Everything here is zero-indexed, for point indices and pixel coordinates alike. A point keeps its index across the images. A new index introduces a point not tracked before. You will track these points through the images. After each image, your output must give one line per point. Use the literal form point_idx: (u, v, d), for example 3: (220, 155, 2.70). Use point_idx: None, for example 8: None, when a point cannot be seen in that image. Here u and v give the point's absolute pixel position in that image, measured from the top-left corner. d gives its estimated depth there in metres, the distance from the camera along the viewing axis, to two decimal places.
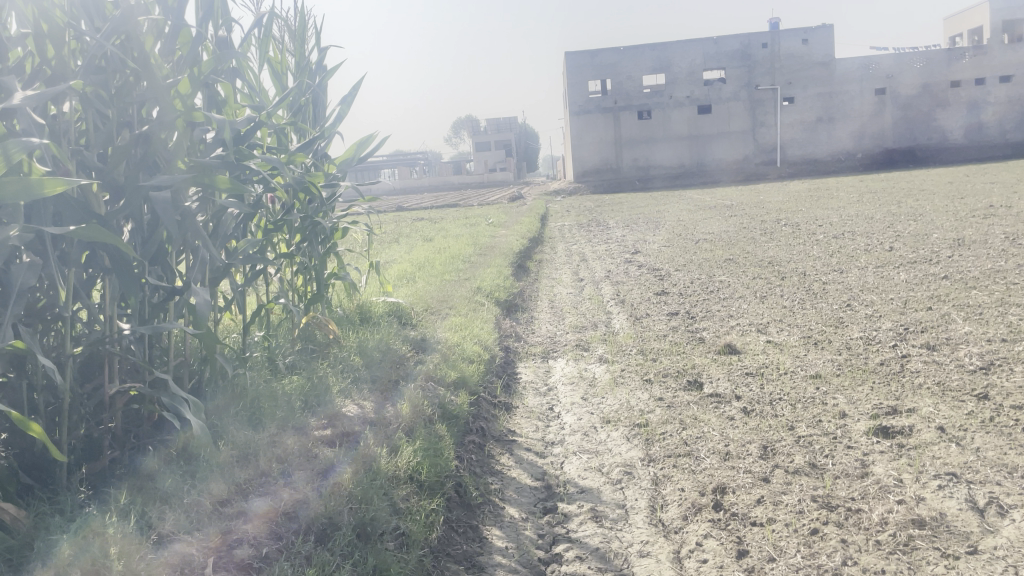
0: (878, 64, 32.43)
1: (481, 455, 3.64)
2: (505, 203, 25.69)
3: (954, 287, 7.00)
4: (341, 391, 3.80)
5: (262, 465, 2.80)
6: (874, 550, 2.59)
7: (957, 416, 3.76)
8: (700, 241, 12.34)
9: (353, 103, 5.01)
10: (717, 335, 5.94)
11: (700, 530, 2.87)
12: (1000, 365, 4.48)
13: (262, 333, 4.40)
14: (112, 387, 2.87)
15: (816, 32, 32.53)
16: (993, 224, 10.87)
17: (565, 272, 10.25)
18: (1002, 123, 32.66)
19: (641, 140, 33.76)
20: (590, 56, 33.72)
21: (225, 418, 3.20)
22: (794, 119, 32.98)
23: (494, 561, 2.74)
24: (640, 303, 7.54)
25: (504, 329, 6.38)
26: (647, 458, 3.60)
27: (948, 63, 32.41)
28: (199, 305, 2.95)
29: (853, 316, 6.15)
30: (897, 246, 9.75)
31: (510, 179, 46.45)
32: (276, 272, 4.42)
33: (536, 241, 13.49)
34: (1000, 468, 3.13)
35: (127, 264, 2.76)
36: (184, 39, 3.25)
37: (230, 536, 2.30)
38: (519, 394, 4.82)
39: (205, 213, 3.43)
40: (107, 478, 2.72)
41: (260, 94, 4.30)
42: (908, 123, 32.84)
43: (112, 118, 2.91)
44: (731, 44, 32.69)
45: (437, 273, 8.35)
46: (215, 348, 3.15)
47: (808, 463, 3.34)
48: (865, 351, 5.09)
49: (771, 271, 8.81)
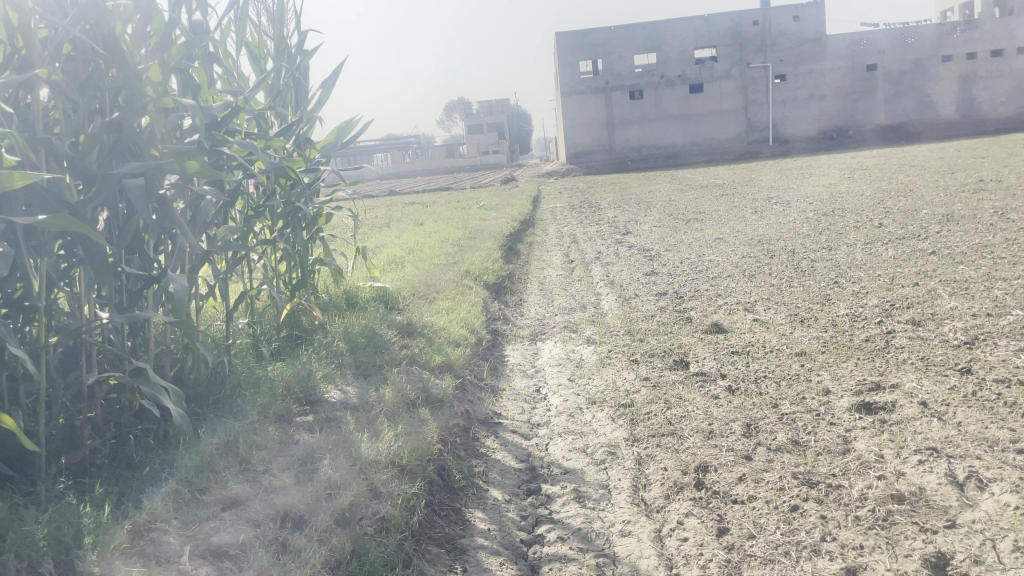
0: (869, 40, 32.32)
1: (466, 438, 3.65)
2: (497, 185, 25.69)
3: (942, 262, 7.00)
4: (325, 377, 3.80)
5: (242, 451, 2.80)
6: (852, 526, 2.60)
7: (940, 391, 3.77)
8: (690, 221, 12.34)
9: (333, 86, 4.97)
10: (704, 314, 5.95)
11: (681, 508, 2.88)
12: (985, 339, 4.50)
13: (246, 320, 4.40)
14: (91, 377, 2.85)
15: (807, 9, 32.38)
16: (982, 198, 10.88)
17: (556, 253, 10.26)
18: (993, 97, 32.58)
19: (633, 120, 33.65)
20: (581, 35, 33.49)
21: (206, 409, 3.21)
22: (786, 97, 32.89)
23: (476, 544, 2.75)
24: (630, 284, 7.54)
25: (493, 312, 6.37)
26: (631, 438, 3.61)
27: (940, 38, 32.30)
28: (176, 292, 2.93)
29: (840, 293, 6.16)
30: (887, 223, 9.75)
31: (503, 162, 46.32)
32: (258, 259, 4.40)
33: (527, 224, 13.47)
34: (980, 443, 3.14)
35: (101, 255, 2.74)
36: (156, 25, 3.21)
37: (208, 524, 2.30)
38: (506, 376, 4.83)
39: (183, 201, 3.41)
40: (86, 469, 2.72)
41: (238, 79, 4.27)
42: (899, 99, 32.76)
43: (82, 106, 2.87)
44: (722, 22, 32.55)
45: (427, 258, 8.34)
46: (195, 336, 3.14)
47: (791, 440, 3.35)
48: (851, 328, 5.11)
49: (761, 250, 8.82)
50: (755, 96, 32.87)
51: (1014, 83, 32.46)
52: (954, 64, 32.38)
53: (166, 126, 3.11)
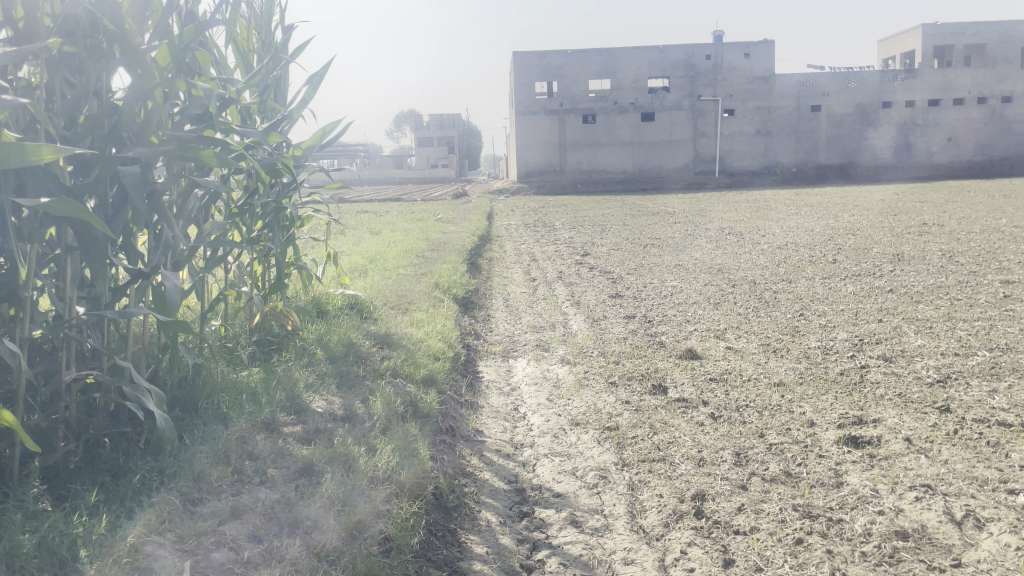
0: (814, 82, 33.37)
1: (452, 456, 3.53)
2: (449, 199, 25.45)
3: (901, 300, 7.16)
4: (307, 385, 3.64)
5: (233, 461, 2.65)
6: (861, 561, 2.58)
7: (922, 427, 3.80)
8: (647, 246, 12.43)
9: (319, 86, 4.80)
10: (676, 339, 5.94)
11: (684, 537, 2.82)
12: (957, 378, 4.58)
13: (218, 322, 4.20)
14: (68, 373, 2.65)
15: (758, 47, 33.24)
16: (928, 240, 11.27)
17: (517, 271, 10.19)
18: (929, 144, 33.97)
19: (585, 143, 33.90)
20: (537, 56, 33.57)
21: (188, 415, 3.03)
22: (734, 131, 33.64)
23: (475, 568, 2.65)
24: (596, 306, 7.50)
25: (463, 327, 6.26)
26: (621, 462, 3.54)
27: (881, 84, 33.55)
28: (170, 289, 2.77)
29: (807, 325, 6.23)
30: (840, 259, 9.98)
31: (452, 177, 46.17)
32: (236, 259, 4.20)
33: (485, 240, 13.36)
34: (971, 481, 3.16)
35: (96, 242, 2.58)
36: (156, 8, 3.04)
37: (206, 537, 2.16)
38: (483, 393, 4.72)
39: (172, 193, 3.23)
40: (59, 473, 2.52)
41: (226, 71, 4.09)
42: (842, 140, 33.84)
43: (82, 85, 2.70)
44: (676, 54, 33.21)
45: (391, 268, 8.18)
46: (179, 339, 2.94)
47: (783, 470, 3.32)
48: (824, 360, 5.16)
49: (723, 278, 8.92)
50: (704, 128, 33.54)
51: (949, 133, 33.93)
52: (894, 110, 33.67)
53: (164, 113, 2.96)
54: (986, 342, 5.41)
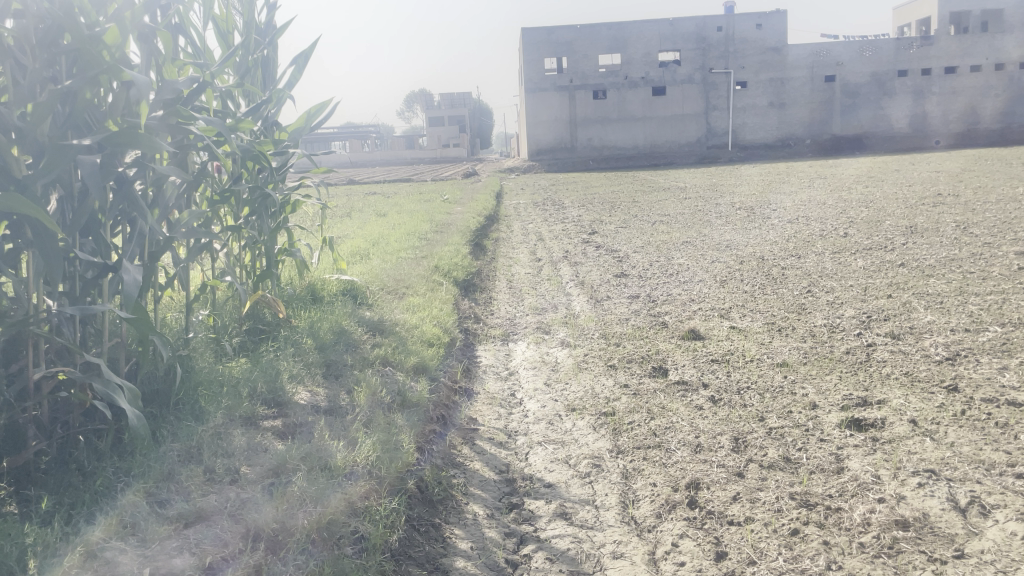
0: (828, 52, 32.81)
1: (440, 446, 3.46)
2: (458, 179, 25.26)
3: (912, 274, 6.99)
4: (292, 376, 3.57)
5: (205, 460, 2.59)
6: (858, 553, 2.48)
7: (928, 408, 3.67)
8: (656, 223, 12.26)
9: (305, 67, 4.66)
10: (680, 320, 5.81)
11: (675, 529, 2.73)
12: (966, 356, 4.44)
13: (206, 312, 4.11)
14: (37, 370, 2.57)
15: (770, 17, 32.66)
16: (942, 212, 11.04)
17: (522, 251, 10.07)
18: (945, 113, 33.38)
19: (596, 120, 33.53)
20: (546, 32, 33.16)
21: (165, 409, 2.98)
22: (746, 104, 33.18)
23: (458, 564, 2.57)
24: (601, 286, 7.38)
25: (462, 312, 6.16)
26: (615, 449, 3.45)
27: (896, 52, 32.93)
28: (129, 283, 2.65)
29: (815, 303, 6.09)
30: (852, 232, 9.78)
31: (464, 156, 45.87)
32: (221, 247, 4.10)
33: (492, 220, 13.22)
34: (977, 465, 3.04)
35: (51, 237, 2.48)
36: None
37: (167, 544, 2.12)
38: (479, 378, 4.64)
39: (145, 181, 3.12)
40: (29, 473, 2.46)
41: (202, 54, 3.96)
42: (856, 110, 33.31)
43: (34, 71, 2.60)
44: (686, 26, 32.73)
45: (392, 251, 8.09)
46: (152, 334, 2.84)
47: (782, 457, 3.21)
48: (831, 339, 5.02)
49: (731, 255, 8.76)
50: (716, 101, 33.10)
51: (965, 100, 33.32)
52: (909, 79, 33.10)
53: (126, 99, 2.84)
54: (998, 317, 5.25)
